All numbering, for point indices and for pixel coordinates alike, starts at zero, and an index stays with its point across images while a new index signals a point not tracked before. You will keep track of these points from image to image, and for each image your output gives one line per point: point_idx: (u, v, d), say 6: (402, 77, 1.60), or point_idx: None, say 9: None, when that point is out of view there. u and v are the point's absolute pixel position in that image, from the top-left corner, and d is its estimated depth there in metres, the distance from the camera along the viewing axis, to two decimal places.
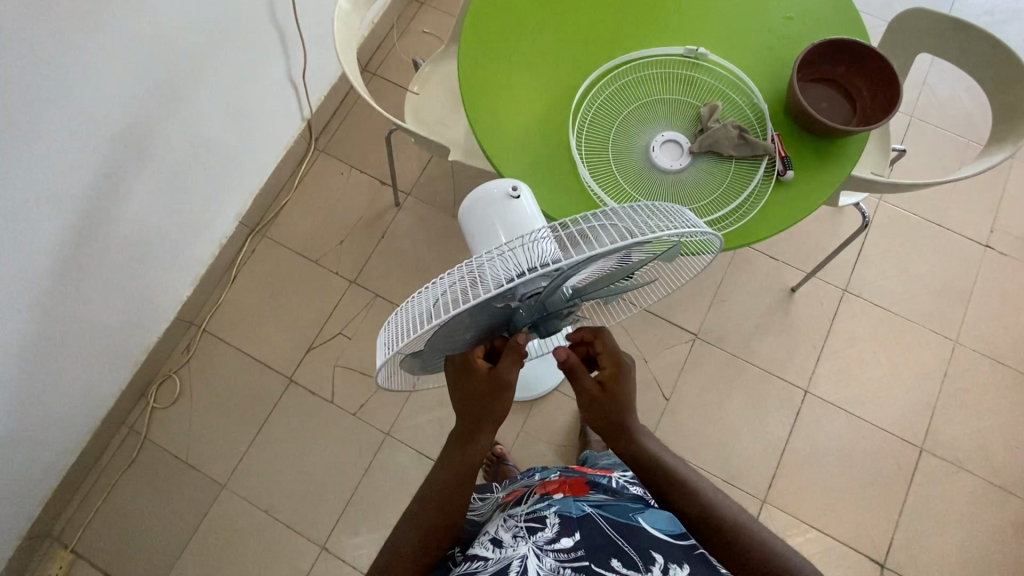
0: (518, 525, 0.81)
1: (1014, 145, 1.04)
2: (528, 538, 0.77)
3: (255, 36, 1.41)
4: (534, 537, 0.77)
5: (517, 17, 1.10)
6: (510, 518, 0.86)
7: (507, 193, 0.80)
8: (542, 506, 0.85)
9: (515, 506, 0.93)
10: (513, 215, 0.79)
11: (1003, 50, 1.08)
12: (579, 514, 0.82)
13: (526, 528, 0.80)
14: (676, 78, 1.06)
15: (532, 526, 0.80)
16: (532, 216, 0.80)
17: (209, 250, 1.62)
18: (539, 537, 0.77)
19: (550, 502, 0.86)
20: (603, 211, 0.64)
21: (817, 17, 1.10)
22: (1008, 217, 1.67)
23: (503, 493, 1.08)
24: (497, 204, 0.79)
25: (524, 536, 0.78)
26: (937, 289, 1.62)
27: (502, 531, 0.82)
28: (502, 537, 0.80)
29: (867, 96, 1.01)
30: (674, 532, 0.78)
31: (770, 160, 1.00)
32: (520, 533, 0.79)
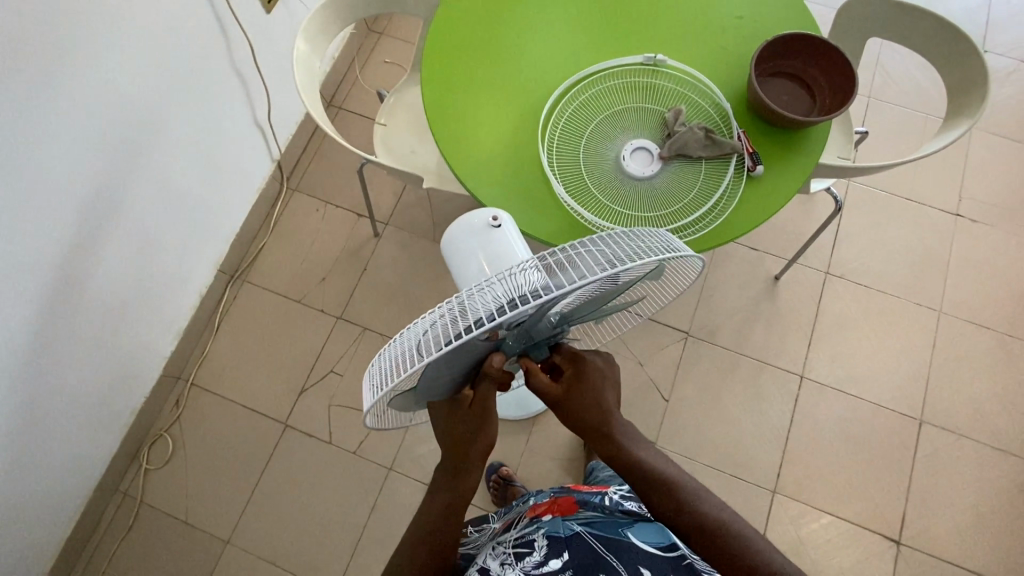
0: (506, 552, 0.84)
1: (972, 116, 1.06)
2: (517, 565, 0.80)
3: (217, 83, 1.41)
4: (522, 563, 0.81)
5: (475, 40, 1.11)
6: (499, 545, 0.89)
7: (488, 224, 0.79)
8: (530, 529, 0.87)
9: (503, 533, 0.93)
10: (495, 244, 0.78)
11: (948, 27, 1.11)
12: (567, 533, 0.83)
13: (515, 554, 0.83)
14: (638, 86, 1.07)
15: (520, 551, 0.83)
16: (515, 244, 0.79)
17: (190, 302, 1.59)
18: (527, 562, 0.80)
19: (539, 525, 0.87)
20: (586, 239, 0.64)
21: (767, 13, 1.13)
22: (973, 185, 1.72)
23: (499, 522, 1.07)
24: (476, 233, 0.79)
25: (512, 563, 0.81)
26: (915, 263, 1.64)
27: (491, 559, 0.85)
28: (490, 566, 0.83)
29: (826, 89, 1.03)
30: (663, 545, 0.82)
31: (738, 158, 1.01)
32: (508, 559, 0.82)
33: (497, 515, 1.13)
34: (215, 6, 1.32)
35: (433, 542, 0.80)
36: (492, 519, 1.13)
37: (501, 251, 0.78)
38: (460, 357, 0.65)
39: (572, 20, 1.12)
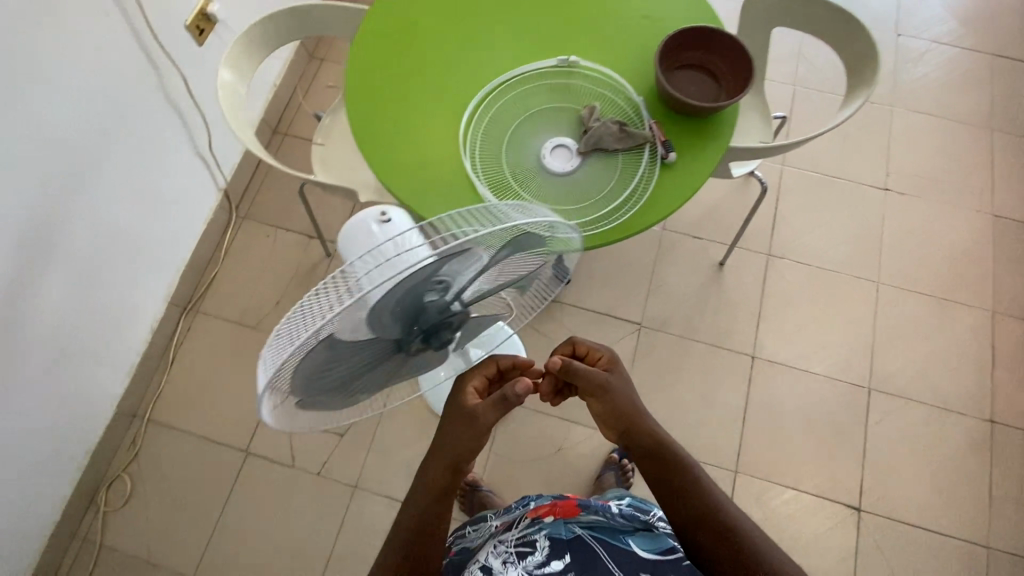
0: (508, 551, 0.91)
1: (862, 94, 1.13)
2: (518, 563, 0.88)
3: (150, 117, 1.42)
4: (523, 562, 0.89)
5: (393, 57, 1.15)
6: (499, 543, 0.94)
7: (378, 219, 0.83)
8: (531, 530, 0.94)
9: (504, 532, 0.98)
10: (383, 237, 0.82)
11: (837, 13, 1.19)
12: (568, 536, 0.91)
13: (516, 553, 0.90)
14: (553, 87, 1.11)
15: (522, 551, 0.91)
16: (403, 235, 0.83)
17: (142, 337, 1.58)
18: (529, 562, 0.88)
19: (540, 526, 0.95)
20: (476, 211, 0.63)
21: (672, 11, 1.18)
22: (898, 161, 1.80)
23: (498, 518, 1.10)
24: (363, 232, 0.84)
25: (514, 561, 0.89)
26: (851, 238, 1.71)
27: (492, 557, 0.91)
28: (492, 564, 0.89)
29: (727, 74, 1.09)
30: (661, 550, 0.89)
31: (650, 149, 1.06)
32: (510, 558, 0.89)
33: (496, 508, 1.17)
34: (140, 42, 1.33)
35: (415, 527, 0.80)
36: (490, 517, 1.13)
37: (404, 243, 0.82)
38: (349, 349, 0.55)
39: (486, 30, 1.16)
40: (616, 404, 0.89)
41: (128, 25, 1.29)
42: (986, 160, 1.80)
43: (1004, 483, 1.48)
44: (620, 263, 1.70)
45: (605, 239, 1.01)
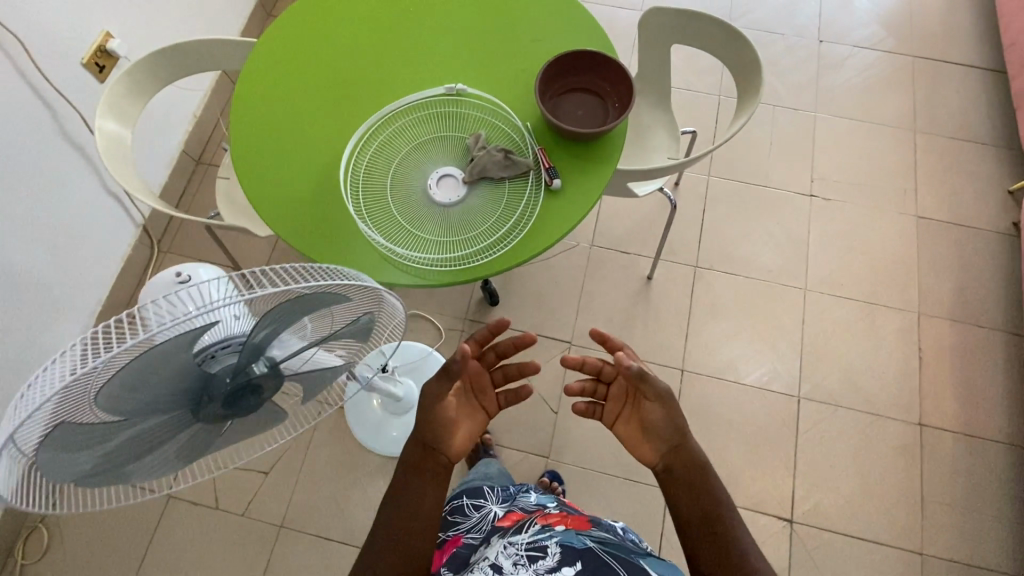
0: (519, 553, 0.82)
1: (748, 110, 1.13)
2: (529, 565, 0.79)
3: (49, 160, 1.38)
4: (534, 565, 0.79)
5: (276, 94, 1.12)
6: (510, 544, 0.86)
7: None
8: (542, 537, 0.86)
9: (514, 533, 0.91)
10: None
11: (727, 29, 1.19)
12: (580, 545, 0.82)
13: (527, 556, 0.81)
14: (440, 115, 1.09)
15: (533, 555, 0.82)
16: None
17: None
18: (540, 565, 0.79)
19: (551, 533, 0.87)
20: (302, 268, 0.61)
21: (562, 30, 1.17)
22: (822, 166, 1.81)
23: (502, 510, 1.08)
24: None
25: (524, 563, 0.80)
26: (778, 246, 1.71)
27: (502, 558, 0.83)
28: (502, 565, 0.81)
29: (612, 92, 1.09)
30: None
31: (536, 174, 1.05)
32: (521, 561, 0.81)
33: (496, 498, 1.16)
34: (31, 84, 1.30)
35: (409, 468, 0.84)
36: (488, 497, 1.10)
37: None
38: (128, 416, 0.51)
39: (372, 61, 1.14)
40: (669, 415, 0.86)
41: (14, 67, 1.26)
42: (909, 162, 1.82)
43: (935, 486, 1.48)
44: (549, 282, 1.69)
45: (492, 269, 1.00)
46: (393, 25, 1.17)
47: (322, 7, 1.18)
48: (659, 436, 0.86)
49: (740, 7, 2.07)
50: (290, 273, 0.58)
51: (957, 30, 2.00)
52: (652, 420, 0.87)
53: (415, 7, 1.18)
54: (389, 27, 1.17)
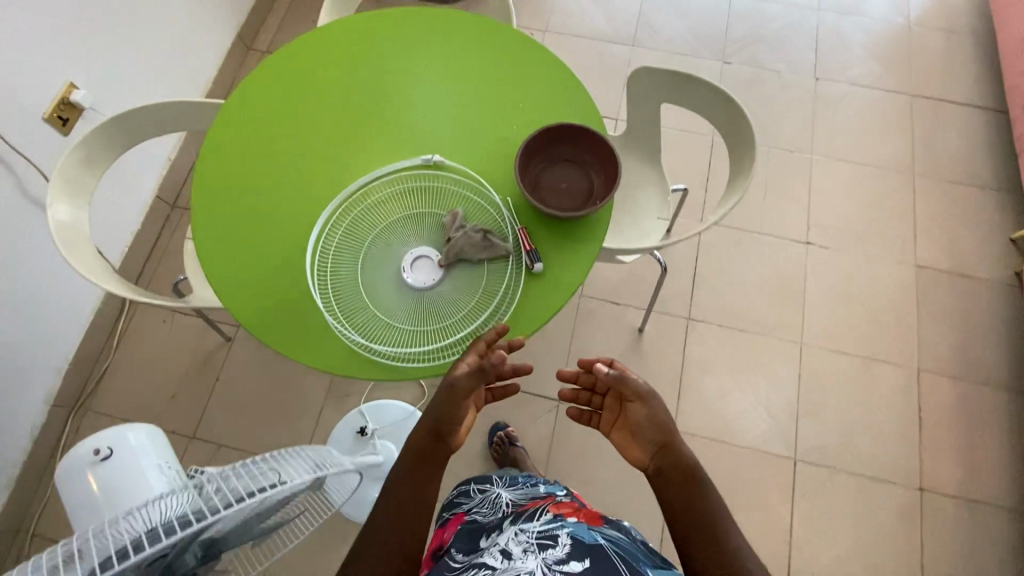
0: (528, 541, 0.77)
1: (741, 186, 1.07)
2: (538, 553, 0.73)
3: (9, 222, 1.30)
4: (544, 554, 0.72)
5: (241, 171, 1.05)
6: (521, 533, 0.81)
7: (93, 456, 0.78)
8: (554, 526, 0.80)
9: (525, 520, 0.84)
10: (107, 477, 0.78)
11: (720, 93, 1.13)
12: (592, 541, 0.76)
13: (537, 545, 0.75)
14: (415, 190, 1.03)
15: (543, 543, 0.75)
16: (133, 465, 0.79)
17: (19, 449, 1.44)
18: (548, 555, 0.72)
19: (563, 525, 0.81)
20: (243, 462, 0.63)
21: (546, 96, 1.11)
22: (819, 211, 1.76)
23: (511, 495, 1.01)
24: (87, 475, 0.78)
25: (534, 552, 0.74)
26: (774, 297, 1.66)
27: (512, 544, 0.77)
28: (510, 550, 0.75)
29: (597, 165, 1.03)
30: None
31: (517, 257, 0.98)
32: (530, 548, 0.75)
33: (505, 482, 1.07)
34: None
35: (418, 453, 0.90)
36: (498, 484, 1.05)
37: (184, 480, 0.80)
38: None
39: (343, 134, 1.07)
40: (653, 418, 0.89)
41: None
42: (907, 206, 1.76)
43: (935, 554, 1.42)
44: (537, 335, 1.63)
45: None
46: (365, 94, 1.10)
47: (288, 73, 1.12)
48: (645, 439, 0.88)
49: (735, 42, 2.01)
50: (230, 474, 0.59)
51: (954, 69, 1.96)
52: (638, 423, 0.89)
53: (388, 73, 1.12)
54: (360, 95, 1.10)
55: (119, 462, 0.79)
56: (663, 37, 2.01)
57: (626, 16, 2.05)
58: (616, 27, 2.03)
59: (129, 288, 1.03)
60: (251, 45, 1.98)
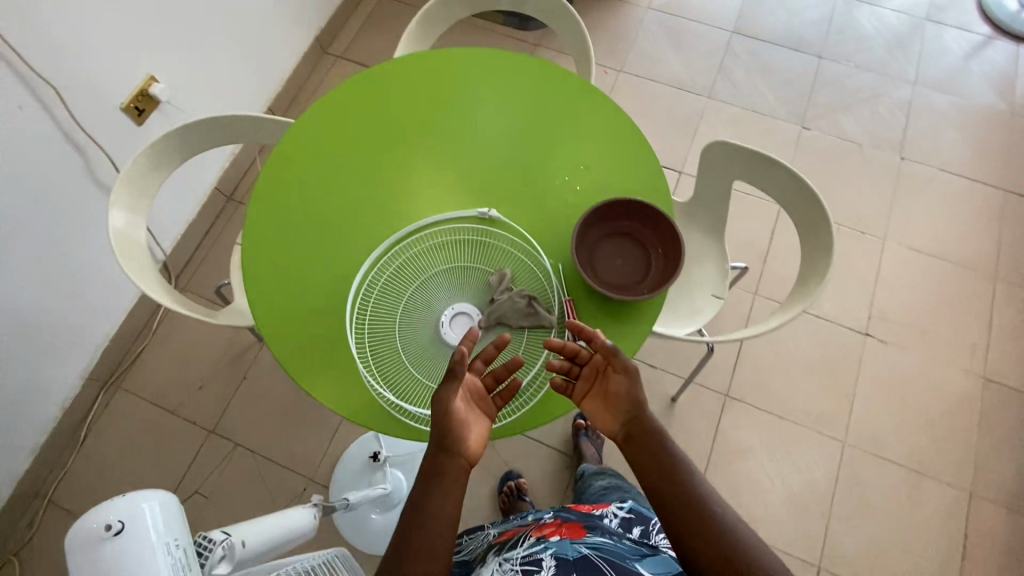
0: (513, 570, 0.75)
1: (811, 292, 1.01)
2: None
3: (75, 203, 1.34)
4: None
5: (295, 199, 1.03)
6: (506, 561, 0.79)
7: (103, 531, 0.58)
8: (537, 548, 0.80)
9: (508, 550, 0.84)
10: (119, 563, 0.58)
11: (801, 183, 1.06)
12: (575, 555, 0.76)
13: (522, 572, 0.75)
14: (466, 241, 0.99)
15: (528, 570, 0.75)
16: (157, 553, 0.59)
17: (52, 417, 1.48)
18: None
19: (546, 544, 0.80)
20: None
21: (613, 162, 1.07)
22: (884, 302, 1.65)
23: (497, 533, 1.01)
24: (92, 558, 0.58)
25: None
26: (821, 387, 1.56)
27: None
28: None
29: (657, 244, 0.98)
30: None
31: (559, 331, 0.94)
32: None
33: (494, 524, 1.07)
34: (65, 133, 1.26)
35: (429, 474, 0.76)
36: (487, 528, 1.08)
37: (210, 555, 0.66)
38: None
39: (401, 175, 1.05)
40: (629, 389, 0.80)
41: (49, 115, 1.22)
42: (983, 311, 1.63)
43: None
44: None
45: (498, 434, 0.93)
46: (427, 135, 1.08)
47: (353, 105, 1.10)
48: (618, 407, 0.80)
49: (817, 108, 1.91)
50: None
51: None
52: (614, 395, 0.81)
53: (453, 117, 1.10)
54: (423, 136, 1.08)
55: (136, 539, 0.60)
56: (741, 93, 1.94)
57: (706, 66, 1.98)
58: (694, 75, 1.97)
59: (175, 299, 1.03)
60: (327, 48, 2.01)
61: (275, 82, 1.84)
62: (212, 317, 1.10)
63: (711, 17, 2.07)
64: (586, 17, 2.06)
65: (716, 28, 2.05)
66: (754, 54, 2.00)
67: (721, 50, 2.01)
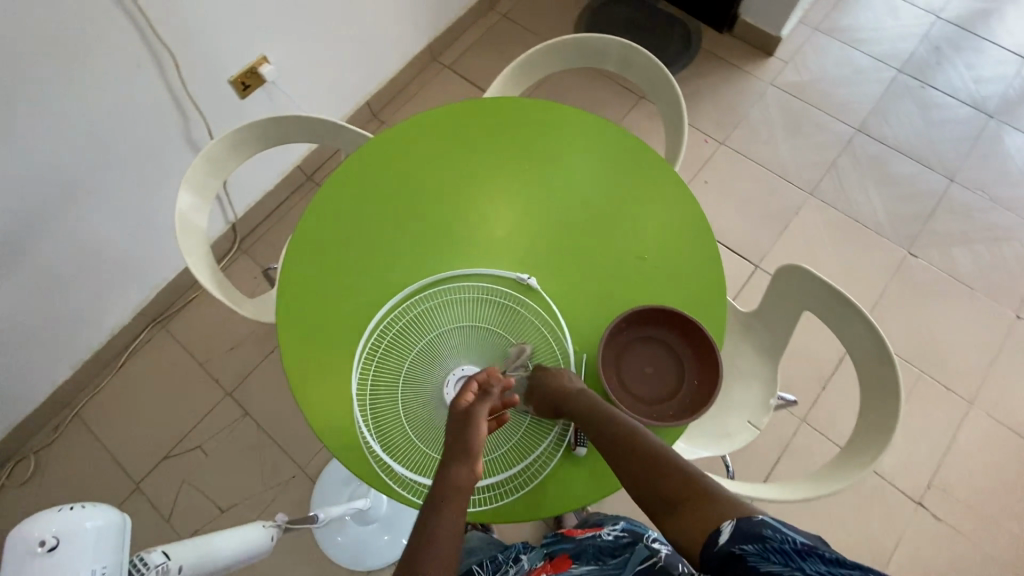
0: None
1: (849, 475, 0.89)
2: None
3: (164, 155, 1.43)
4: None
5: (343, 221, 1.03)
6: None
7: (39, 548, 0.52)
8: None
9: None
10: None
11: (878, 338, 0.94)
12: None
13: None
14: (497, 304, 0.95)
15: None
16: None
17: (99, 339, 1.60)
18: None
19: None
20: None
21: (672, 260, 1.00)
22: (949, 474, 1.44)
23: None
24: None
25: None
26: (847, 547, 1.39)
27: None
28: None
29: (692, 360, 0.89)
30: None
31: (563, 429, 0.89)
32: None
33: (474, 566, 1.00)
34: (171, 92, 1.35)
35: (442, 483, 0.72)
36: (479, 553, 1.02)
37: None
38: None
39: (450, 220, 1.03)
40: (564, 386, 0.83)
41: (161, 74, 1.31)
42: None
43: None
44: None
45: (482, 517, 0.86)
46: (486, 186, 1.06)
47: (422, 140, 1.09)
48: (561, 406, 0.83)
49: (930, 235, 1.72)
50: None
51: None
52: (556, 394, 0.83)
53: (517, 172, 1.07)
54: (482, 185, 1.06)
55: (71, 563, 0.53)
56: (847, 198, 1.78)
57: (816, 159, 1.83)
58: (800, 167, 1.83)
59: (213, 286, 1.07)
60: (437, 55, 2.04)
61: (379, 79, 1.89)
62: (243, 309, 1.13)
63: (837, 109, 1.91)
64: (701, 81, 1.97)
65: (839, 121, 1.89)
66: (875, 160, 1.83)
67: (838, 147, 1.85)
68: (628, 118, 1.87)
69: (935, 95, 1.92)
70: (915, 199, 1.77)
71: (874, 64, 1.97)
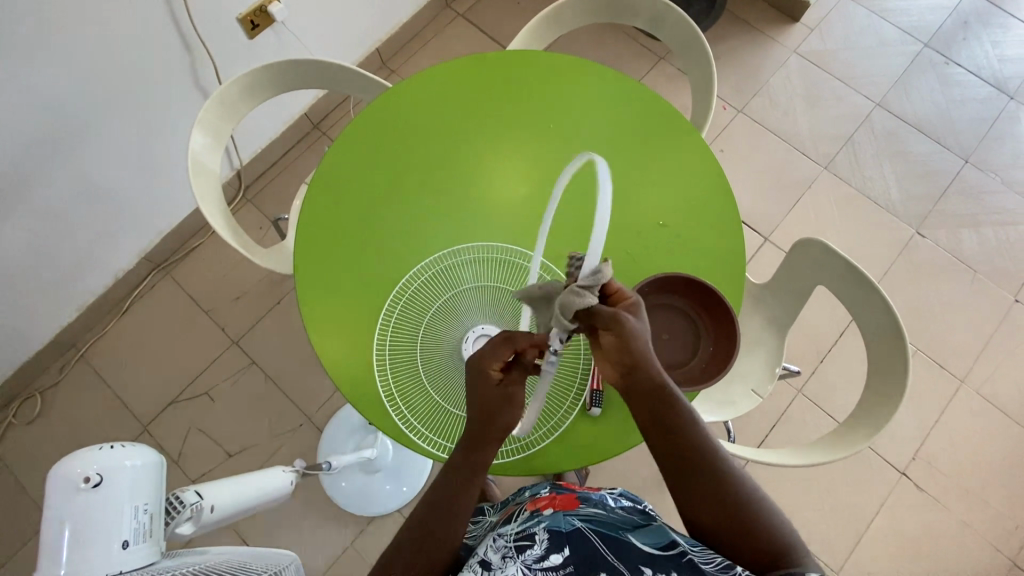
0: (507, 546, 0.71)
1: (850, 446, 0.93)
2: (516, 558, 0.68)
3: (170, 96, 1.38)
4: (523, 555, 0.68)
5: (355, 174, 1.01)
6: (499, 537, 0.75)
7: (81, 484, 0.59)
8: (530, 524, 0.75)
9: (503, 525, 0.80)
10: (95, 513, 0.59)
11: (891, 316, 0.95)
12: (568, 528, 0.73)
13: (515, 547, 0.71)
14: (513, 267, 0.94)
15: (521, 545, 0.71)
16: (124, 504, 0.61)
17: (103, 283, 1.58)
18: (528, 555, 0.68)
19: (540, 518, 0.76)
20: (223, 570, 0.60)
21: (691, 228, 1.00)
22: (934, 447, 1.50)
23: (497, 515, 0.92)
24: (65, 506, 0.58)
25: (513, 557, 0.68)
26: (831, 510, 1.46)
27: (489, 552, 0.71)
28: (489, 560, 0.69)
29: (709, 325, 0.91)
30: (662, 544, 0.69)
31: (580, 390, 0.91)
32: (509, 553, 0.70)
33: (493, 508, 0.95)
34: (181, 31, 1.29)
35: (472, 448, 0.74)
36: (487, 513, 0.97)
37: (177, 517, 0.70)
38: None
39: (464, 175, 1.01)
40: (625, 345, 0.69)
41: (170, 11, 1.25)
42: None
43: None
44: None
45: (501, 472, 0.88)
46: (502, 141, 1.03)
47: (436, 94, 1.06)
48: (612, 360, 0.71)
49: (940, 215, 1.72)
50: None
51: None
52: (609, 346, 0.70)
53: (534, 131, 1.04)
54: (498, 142, 1.03)
55: (113, 492, 0.61)
56: (861, 174, 1.77)
57: (833, 133, 1.81)
58: (817, 140, 1.80)
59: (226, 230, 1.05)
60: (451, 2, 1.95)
61: (391, 24, 1.81)
62: (256, 256, 1.12)
63: (858, 81, 1.87)
64: (724, 44, 1.91)
65: (860, 94, 1.85)
66: (892, 136, 1.81)
67: (857, 120, 1.82)
68: (649, 78, 1.82)
69: (958, 72, 1.88)
70: (929, 178, 1.76)
71: (901, 36, 1.92)
